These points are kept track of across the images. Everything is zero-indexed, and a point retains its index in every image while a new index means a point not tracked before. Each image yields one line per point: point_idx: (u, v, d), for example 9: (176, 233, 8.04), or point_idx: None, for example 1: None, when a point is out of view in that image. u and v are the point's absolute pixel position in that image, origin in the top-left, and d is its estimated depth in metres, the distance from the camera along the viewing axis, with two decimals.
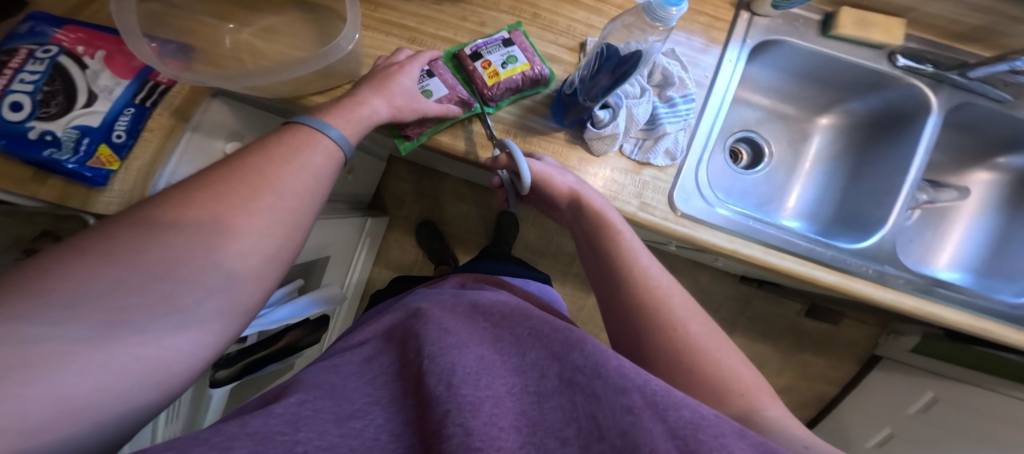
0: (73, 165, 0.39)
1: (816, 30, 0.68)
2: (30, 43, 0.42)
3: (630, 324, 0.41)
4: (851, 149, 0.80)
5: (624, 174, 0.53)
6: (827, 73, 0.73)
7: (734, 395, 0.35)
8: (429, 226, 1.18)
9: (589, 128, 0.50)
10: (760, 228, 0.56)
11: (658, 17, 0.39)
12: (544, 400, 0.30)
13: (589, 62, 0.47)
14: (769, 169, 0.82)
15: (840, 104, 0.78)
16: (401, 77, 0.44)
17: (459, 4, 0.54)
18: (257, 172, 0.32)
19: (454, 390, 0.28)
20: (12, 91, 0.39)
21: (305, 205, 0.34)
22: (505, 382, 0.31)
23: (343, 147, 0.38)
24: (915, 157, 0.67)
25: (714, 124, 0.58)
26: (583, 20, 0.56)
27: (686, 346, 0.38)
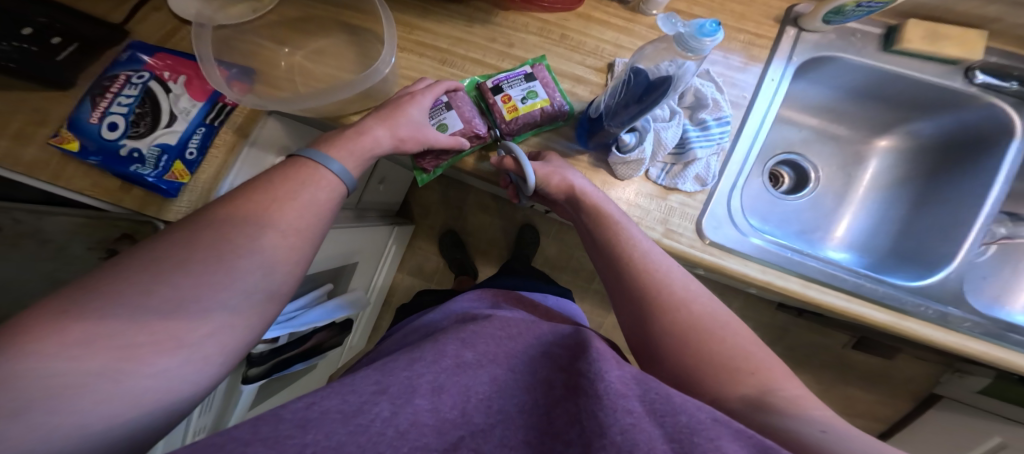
0: (152, 178, 0.45)
1: (877, 45, 0.63)
2: (128, 69, 0.48)
3: (634, 308, 0.40)
4: (914, 176, 0.73)
5: (649, 199, 0.52)
6: (887, 91, 0.67)
7: (745, 373, 0.33)
8: (451, 236, 1.21)
9: (613, 153, 0.49)
10: (790, 257, 0.53)
11: (690, 47, 0.37)
12: (553, 410, 0.31)
13: (616, 88, 0.46)
14: (815, 194, 0.76)
15: (902, 125, 0.72)
16: (407, 108, 0.46)
17: (490, 25, 0.55)
18: (255, 208, 0.35)
19: (468, 418, 0.31)
20: (111, 113, 0.46)
21: (305, 242, 0.37)
22: (517, 401, 0.33)
23: (344, 179, 0.40)
24: (994, 187, 0.61)
25: (751, 148, 0.56)
26: (611, 41, 0.56)
27: (688, 323, 0.37)
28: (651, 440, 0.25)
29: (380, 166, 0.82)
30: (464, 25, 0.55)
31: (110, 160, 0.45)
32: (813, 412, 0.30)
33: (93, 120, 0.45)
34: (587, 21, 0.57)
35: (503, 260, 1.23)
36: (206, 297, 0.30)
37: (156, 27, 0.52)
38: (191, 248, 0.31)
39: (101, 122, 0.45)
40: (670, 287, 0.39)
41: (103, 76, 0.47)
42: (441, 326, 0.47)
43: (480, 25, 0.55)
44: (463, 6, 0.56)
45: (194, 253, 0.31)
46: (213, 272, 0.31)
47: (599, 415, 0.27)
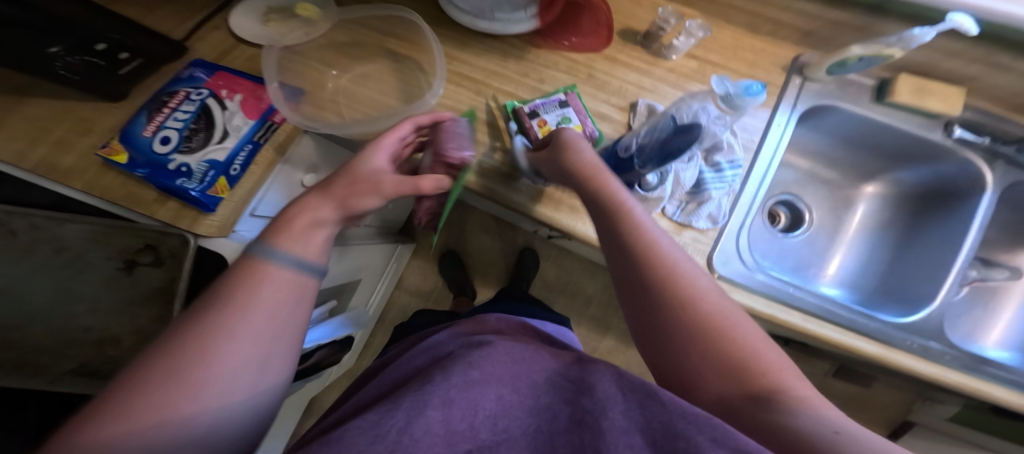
0: (196, 192, 0.44)
1: (870, 96, 0.69)
2: (187, 86, 0.50)
3: (638, 297, 0.37)
4: (900, 220, 0.79)
5: (664, 234, 0.55)
6: (879, 140, 0.73)
7: (755, 373, 0.31)
8: (451, 256, 1.23)
9: (635, 190, 0.53)
10: (793, 293, 0.56)
11: (737, 101, 0.54)
12: (555, 430, 0.31)
13: (648, 132, 0.50)
14: (810, 231, 0.81)
15: (888, 173, 0.78)
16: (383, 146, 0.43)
17: (522, 61, 0.58)
18: (250, 270, 0.31)
19: (474, 432, 0.29)
20: (166, 128, 0.47)
21: (277, 344, 0.30)
22: (522, 424, 0.31)
23: (304, 272, 0.33)
24: (967, 235, 0.66)
25: (760, 188, 0.60)
26: (634, 83, 0.61)
27: (699, 318, 0.33)
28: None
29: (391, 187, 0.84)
30: (499, 59, 0.58)
31: (157, 172, 0.45)
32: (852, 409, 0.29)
33: (146, 133, 0.46)
34: (612, 63, 0.61)
35: (503, 279, 1.25)
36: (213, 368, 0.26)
37: (211, 47, 0.54)
38: (186, 332, 0.27)
39: (154, 136, 0.46)
40: (692, 276, 0.36)
41: (163, 91, 0.49)
42: (447, 351, 0.43)
43: (514, 60, 0.58)
44: (500, 41, 0.59)
45: (199, 333, 0.27)
46: (212, 344, 0.27)
47: (597, 443, 0.27)
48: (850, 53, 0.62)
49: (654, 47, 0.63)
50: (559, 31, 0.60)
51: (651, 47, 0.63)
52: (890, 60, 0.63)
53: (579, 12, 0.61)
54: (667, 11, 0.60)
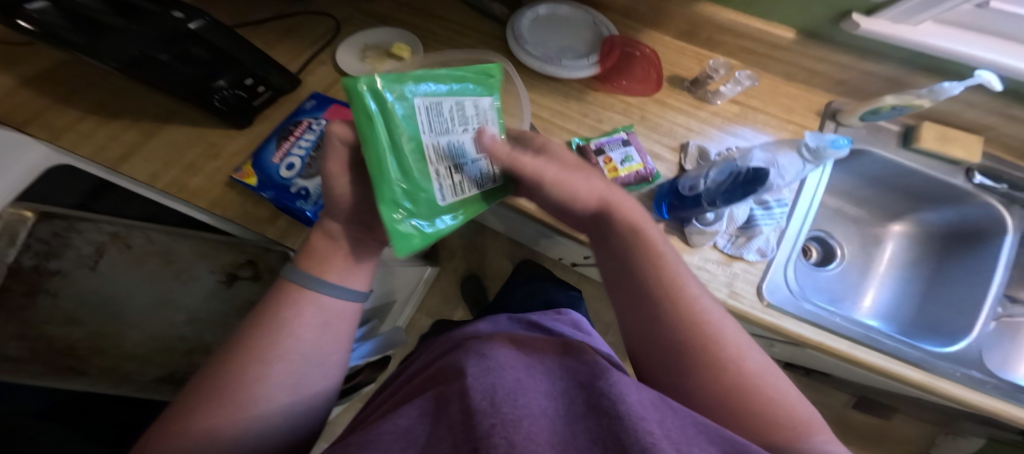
0: (309, 212, 0.49)
1: (897, 141, 0.74)
2: (308, 117, 0.56)
3: (635, 297, 0.41)
4: (928, 257, 0.82)
5: (716, 264, 0.59)
6: (905, 185, 0.78)
7: (721, 370, 0.37)
8: (474, 281, 1.25)
9: (693, 224, 0.58)
10: (843, 325, 0.60)
11: (823, 152, 0.63)
12: (573, 419, 0.28)
13: (721, 175, 0.57)
14: (843, 266, 0.84)
15: (912, 214, 0.83)
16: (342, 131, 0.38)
17: (583, 102, 0.63)
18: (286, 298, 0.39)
19: (497, 408, 0.26)
20: (291, 155, 0.53)
21: (318, 352, 0.39)
22: (541, 404, 0.28)
23: (337, 295, 0.41)
24: (996, 273, 0.71)
25: (803, 227, 0.65)
26: (683, 125, 0.66)
27: (689, 330, 0.38)
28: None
29: None
30: (562, 99, 0.63)
31: (281, 195, 0.50)
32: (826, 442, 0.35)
33: (275, 159, 0.52)
34: (663, 107, 0.66)
35: None
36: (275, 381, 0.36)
37: (321, 79, 0.61)
38: (244, 354, 0.36)
39: (281, 162, 0.52)
40: (697, 308, 0.40)
41: (289, 121, 0.55)
42: (462, 342, 0.44)
43: (576, 101, 0.63)
44: (561, 84, 0.64)
45: (258, 356, 0.36)
46: (267, 364, 0.36)
47: (620, 431, 0.25)
48: (885, 101, 0.67)
49: (700, 92, 0.69)
50: (612, 74, 0.65)
51: (697, 92, 0.69)
52: (919, 109, 0.69)
53: (632, 61, 0.66)
54: (719, 63, 0.67)
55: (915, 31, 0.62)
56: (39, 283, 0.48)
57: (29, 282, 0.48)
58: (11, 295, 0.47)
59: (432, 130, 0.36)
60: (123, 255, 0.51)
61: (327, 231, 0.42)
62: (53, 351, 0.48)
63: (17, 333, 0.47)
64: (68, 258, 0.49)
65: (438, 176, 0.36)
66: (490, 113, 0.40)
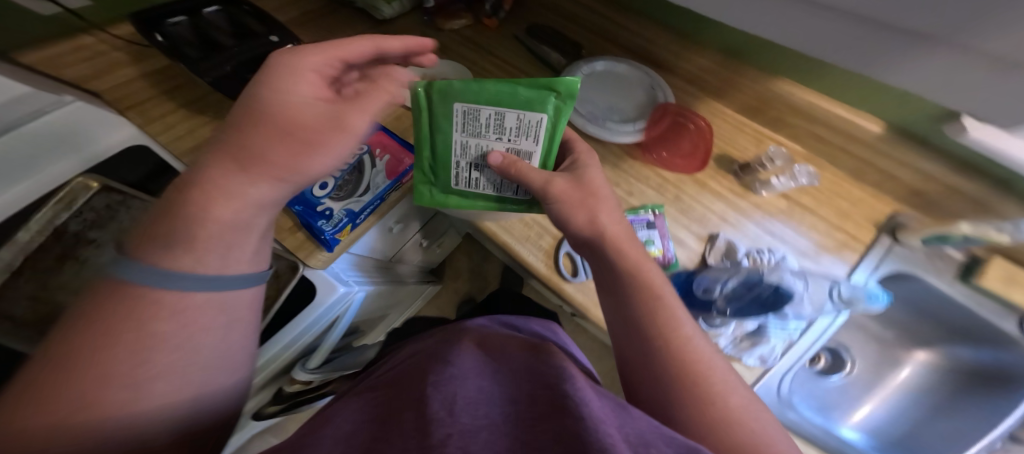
0: (328, 234, 0.53)
1: (955, 273, 0.67)
2: None
3: (622, 320, 0.40)
4: (945, 386, 0.76)
5: None
6: (941, 315, 0.72)
7: (707, 385, 0.35)
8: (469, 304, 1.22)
9: (700, 322, 0.57)
10: (811, 429, 0.60)
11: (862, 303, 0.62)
12: (535, 423, 0.25)
13: (740, 276, 0.58)
14: (846, 381, 0.80)
15: (943, 346, 0.76)
16: (299, 78, 0.35)
17: (617, 171, 0.62)
18: (196, 220, 0.30)
19: (453, 417, 0.25)
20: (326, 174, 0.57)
21: (201, 341, 0.30)
22: (500, 410, 0.27)
23: (222, 279, 0.32)
24: (1003, 424, 0.67)
25: (813, 345, 0.61)
26: (718, 212, 0.62)
27: (674, 355, 0.36)
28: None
29: (448, 234, 0.95)
30: None
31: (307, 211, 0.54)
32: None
33: None
34: (701, 189, 0.63)
35: None
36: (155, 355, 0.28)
37: None
38: (111, 322, 0.27)
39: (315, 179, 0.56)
40: (689, 344, 0.37)
41: None
42: (422, 344, 0.41)
43: (609, 167, 0.62)
44: (602, 146, 0.63)
45: (136, 321, 0.28)
46: (148, 334, 0.28)
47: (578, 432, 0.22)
48: (954, 229, 0.58)
49: (746, 178, 0.64)
50: (655, 145, 0.63)
51: (743, 178, 0.64)
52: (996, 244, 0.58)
53: (682, 132, 0.63)
54: (779, 152, 0.62)
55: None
56: (74, 250, 0.49)
57: (65, 246, 0.49)
58: (44, 256, 0.48)
59: (466, 132, 0.45)
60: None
61: (220, 187, 0.31)
62: (53, 321, 0.46)
63: (32, 295, 0.47)
64: (107, 230, 0.50)
65: (458, 169, 0.48)
66: (540, 130, 0.44)
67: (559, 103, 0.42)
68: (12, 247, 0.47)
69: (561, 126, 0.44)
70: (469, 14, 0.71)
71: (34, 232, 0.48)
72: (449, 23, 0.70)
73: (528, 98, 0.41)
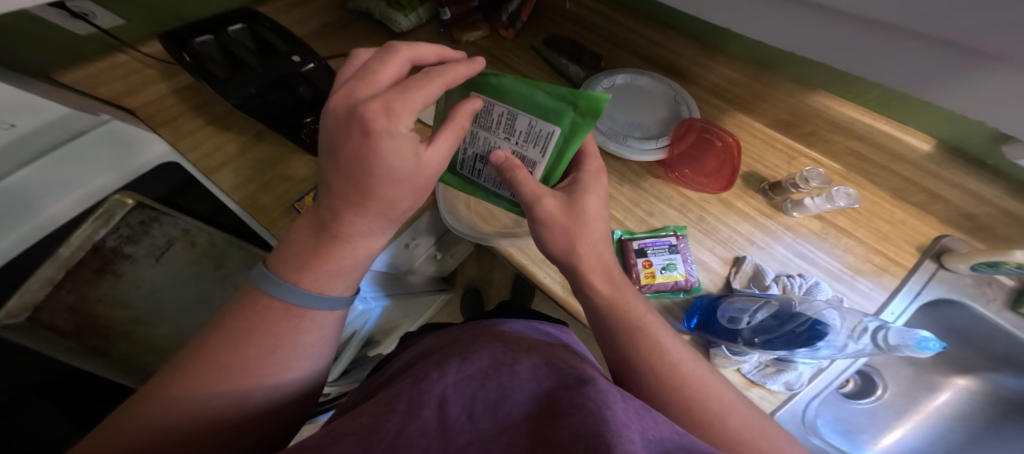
0: None
1: (1004, 300, 0.61)
2: None
3: (613, 350, 0.40)
4: (983, 414, 0.70)
5: None
6: (987, 343, 0.66)
7: (705, 406, 0.35)
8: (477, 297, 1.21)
9: (720, 348, 0.53)
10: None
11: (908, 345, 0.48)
12: (558, 419, 0.26)
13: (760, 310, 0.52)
14: (876, 406, 0.75)
15: (986, 372, 0.70)
16: (382, 143, 0.31)
17: (638, 190, 0.60)
18: (323, 254, 0.33)
19: (449, 438, 0.26)
20: None
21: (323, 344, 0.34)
22: (518, 409, 0.28)
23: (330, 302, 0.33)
24: None
25: (843, 372, 0.57)
26: (744, 234, 0.59)
27: (666, 371, 0.36)
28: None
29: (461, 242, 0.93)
30: (616, 181, 0.60)
31: None
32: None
33: None
34: (727, 209, 0.60)
35: None
36: (282, 366, 0.31)
37: None
38: (253, 320, 0.31)
39: None
40: (683, 374, 0.36)
41: None
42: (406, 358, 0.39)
43: (630, 185, 0.60)
44: (622, 164, 0.62)
45: (268, 336, 0.31)
46: (279, 349, 0.31)
47: (602, 430, 0.23)
48: (1011, 257, 0.51)
49: (777, 198, 0.61)
50: (678, 162, 0.60)
51: (773, 198, 0.61)
52: None
53: (707, 149, 0.60)
54: (814, 172, 0.57)
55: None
56: (110, 263, 0.53)
57: (103, 260, 0.52)
58: (84, 269, 0.51)
59: (479, 125, 0.43)
60: (186, 251, 0.55)
61: (359, 229, 0.33)
62: (91, 329, 0.50)
63: (72, 306, 0.50)
64: (142, 246, 0.54)
65: (464, 157, 0.46)
66: (550, 143, 0.41)
67: (576, 120, 0.39)
68: (53, 261, 0.49)
69: (575, 142, 0.40)
70: (486, 25, 0.69)
71: (74, 247, 0.50)
72: (467, 34, 0.69)
73: (543, 108, 0.39)
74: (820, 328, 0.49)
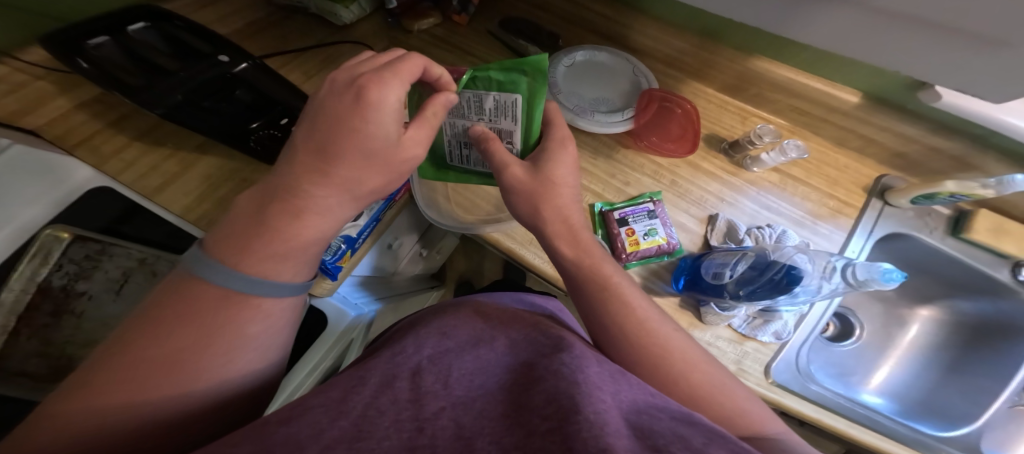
0: (329, 263, 0.51)
1: (946, 228, 0.67)
2: None
3: (587, 307, 0.41)
4: (952, 344, 0.76)
5: (727, 342, 0.55)
6: (939, 271, 0.72)
7: (671, 361, 0.36)
8: (466, 286, 1.20)
9: (711, 305, 0.55)
10: (842, 402, 0.56)
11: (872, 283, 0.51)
12: (533, 384, 0.27)
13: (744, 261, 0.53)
14: (858, 346, 0.78)
15: (943, 300, 0.77)
16: (372, 115, 0.33)
17: (611, 162, 0.63)
18: (261, 233, 0.31)
19: (449, 390, 0.26)
20: None
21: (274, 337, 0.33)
22: (498, 379, 0.28)
23: (283, 290, 0.32)
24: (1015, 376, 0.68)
25: (824, 314, 0.60)
26: (714, 193, 0.63)
27: (639, 328, 0.37)
28: (622, 437, 0.22)
29: (444, 240, 0.92)
30: (589, 157, 0.63)
31: None
32: (781, 434, 0.33)
33: None
34: (695, 172, 0.64)
35: None
36: (232, 353, 0.30)
37: None
38: (199, 310, 0.29)
39: None
40: (652, 330, 0.37)
41: None
42: (391, 332, 0.39)
43: (603, 158, 0.63)
44: (592, 138, 0.64)
45: (211, 321, 0.29)
46: (223, 338, 0.29)
47: (575, 394, 0.24)
48: (945, 188, 0.58)
49: (737, 156, 0.65)
50: (645, 131, 0.64)
51: (734, 156, 0.65)
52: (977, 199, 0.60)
53: (670, 117, 0.65)
54: (766, 128, 0.61)
55: (1001, 106, 0.50)
56: (65, 304, 0.48)
57: (55, 301, 0.47)
58: (37, 313, 0.46)
59: (453, 114, 0.43)
60: (147, 282, 0.51)
61: (301, 205, 0.32)
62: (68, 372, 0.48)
63: (39, 351, 0.47)
64: (97, 281, 0.49)
65: (449, 146, 0.47)
66: (518, 111, 0.41)
67: (531, 83, 0.38)
68: (1, 309, 0.44)
69: (538, 107, 0.40)
70: (437, 12, 0.70)
71: (17, 291, 0.45)
72: (418, 22, 0.70)
73: (499, 80, 0.39)
74: (795, 273, 0.51)
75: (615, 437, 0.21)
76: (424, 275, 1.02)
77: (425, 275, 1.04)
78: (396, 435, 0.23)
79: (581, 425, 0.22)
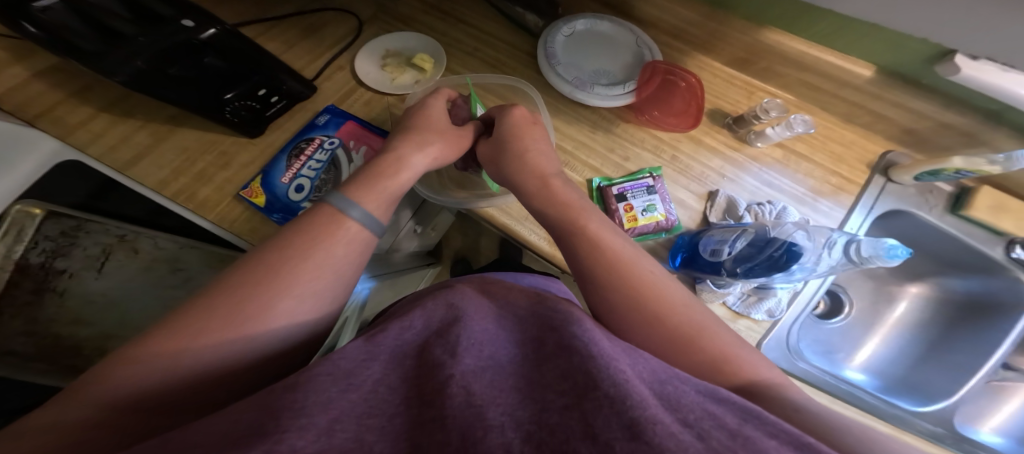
0: None
1: (945, 204, 0.67)
2: (321, 134, 0.59)
3: (583, 266, 0.40)
4: (937, 319, 0.77)
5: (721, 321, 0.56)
6: (935, 249, 0.72)
7: (672, 313, 0.36)
8: (462, 263, 1.20)
9: (706, 282, 0.55)
10: (827, 379, 0.58)
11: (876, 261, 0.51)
12: (545, 362, 0.26)
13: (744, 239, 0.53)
14: (847, 323, 0.79)
15: (933, 277, 0.77)
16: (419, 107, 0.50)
17: (611, 136, 0.62)
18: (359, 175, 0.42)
19: (455, 358, 0.25)
20: (301, 177, 0.56)
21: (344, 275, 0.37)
22: (507, 352, 0.27)
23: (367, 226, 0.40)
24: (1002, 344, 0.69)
25: (818, 290, 0.60)
26: (715, 169, 0.62)
27: (636, 278, 0.37)
28: (649, 409, 0.21)
29: (440, 216, 0.92)
30: (589, 130, 0.62)
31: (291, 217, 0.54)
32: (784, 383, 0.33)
33: (285, 180, 0.56)
34: (696, 147, 0.62)
35: None
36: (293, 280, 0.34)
37: (338, 85, 0.63)
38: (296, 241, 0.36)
39: (291, 183, 0.56)
40: (645, 278, 0.37)
41: (301, 138, 0.59)
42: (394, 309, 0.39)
43: (602, 132, 0.62)
44: (590, 112, 0.63)
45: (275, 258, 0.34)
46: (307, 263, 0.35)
47: (593, 369, 0.23)
48: (951, 164, 0.57)
49: (741, 131, 0.64)
50: (646, 105, 0.63)
51: (738, 131, 0.64)
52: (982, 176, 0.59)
53: (672, 90, 0.64)
54: (773, 103, 0.59)
55: None
56: (46, 282, 0.53)
57: (36, 279, 0.52)
58: (19, 290, 0.51)
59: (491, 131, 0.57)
60: (129, 258, 0.56)
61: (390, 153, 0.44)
62: (60, 349, 0.55)
63: (24, 330, 0.52)
64: (74, 259, 0.54)
65: None
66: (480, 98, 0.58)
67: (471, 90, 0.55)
68: None
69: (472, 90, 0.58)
70: None
71: None
72: None
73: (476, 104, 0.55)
74: (795, 250, 0.50)
75: (641, 406, 0.20)
76: (420, 251, 1.02)
77: (422, 252, 1.04)
78: (407, 411, 0.23)
79: (601, 402, 0.21)
